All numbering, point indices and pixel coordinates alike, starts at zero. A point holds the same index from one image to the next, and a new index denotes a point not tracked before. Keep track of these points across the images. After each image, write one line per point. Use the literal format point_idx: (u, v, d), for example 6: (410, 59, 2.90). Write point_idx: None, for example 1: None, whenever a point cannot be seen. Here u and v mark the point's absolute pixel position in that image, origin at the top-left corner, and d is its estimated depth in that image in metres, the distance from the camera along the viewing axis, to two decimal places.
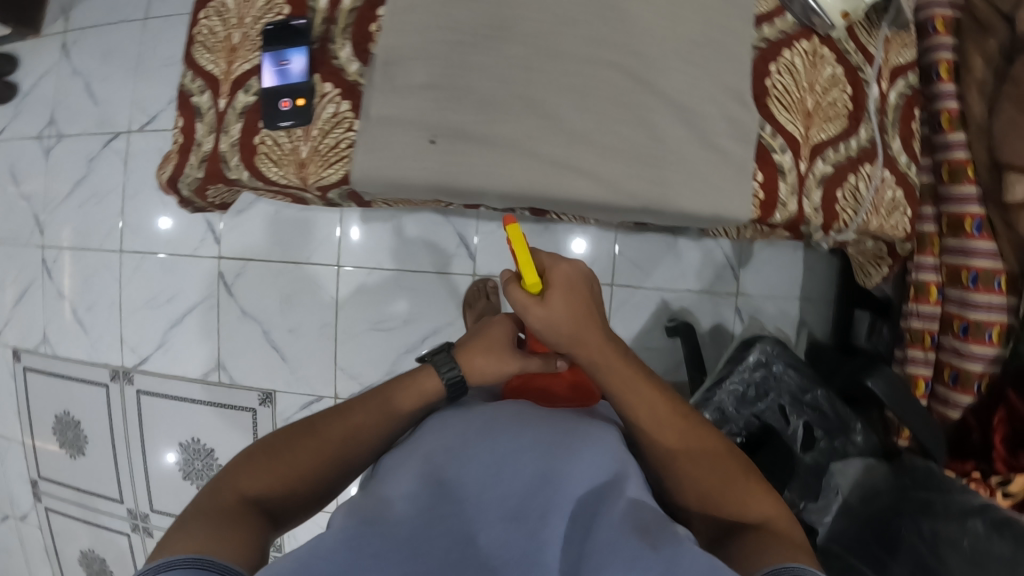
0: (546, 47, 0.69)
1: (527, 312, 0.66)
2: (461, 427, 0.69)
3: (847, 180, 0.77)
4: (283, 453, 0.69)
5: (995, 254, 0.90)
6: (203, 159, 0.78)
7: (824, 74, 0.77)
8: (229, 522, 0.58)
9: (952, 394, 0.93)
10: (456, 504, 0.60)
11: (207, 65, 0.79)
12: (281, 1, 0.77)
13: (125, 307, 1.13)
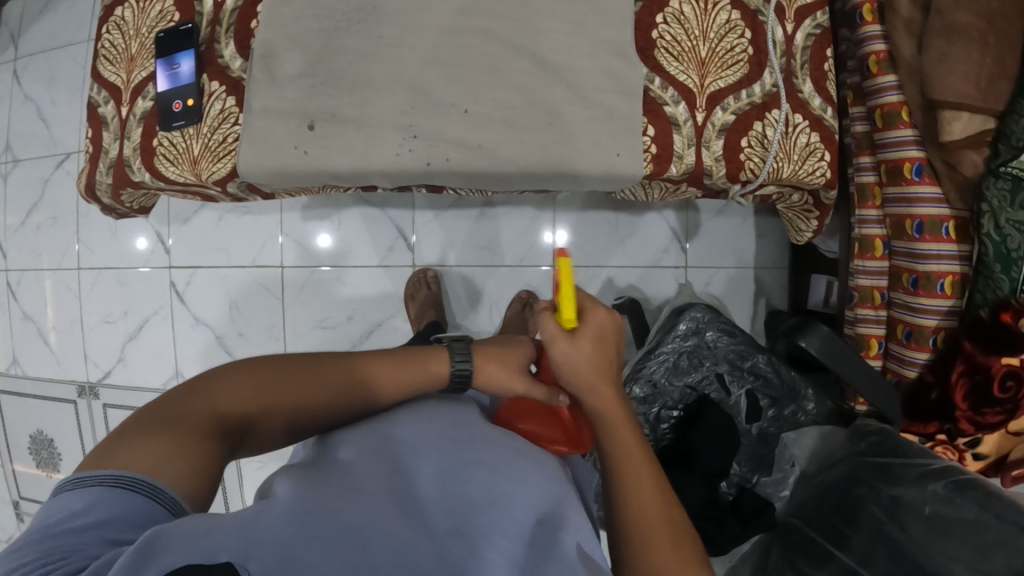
0: (417, 22, 0.68)
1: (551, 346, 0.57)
2: (420, 423, 0.61)
3: (753, 127, 0.71)
4: (274, 374, 0.58)
5: (940, 199, 0.85)
6: (111, 165, 0.75)
7: (717, 20, 0.72)
8: (182, 437, 0.49)
9: (907, 352, 0.89)
10: (399, 504, 0.51)
11: (111, 76, 0.76)
12: (171, 6, 0.74)
13: (85, 324, 1.17)
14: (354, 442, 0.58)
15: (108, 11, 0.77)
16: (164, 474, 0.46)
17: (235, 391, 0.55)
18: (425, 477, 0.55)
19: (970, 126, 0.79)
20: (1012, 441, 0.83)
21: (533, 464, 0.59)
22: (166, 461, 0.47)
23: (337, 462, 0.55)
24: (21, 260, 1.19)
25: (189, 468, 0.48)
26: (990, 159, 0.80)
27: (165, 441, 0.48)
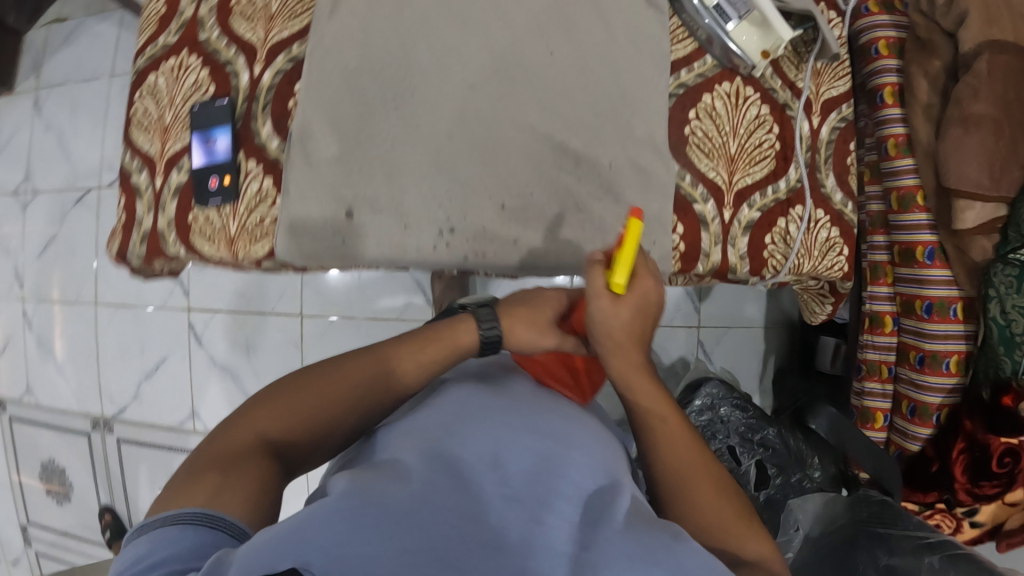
0: (453, 110, 0.70)
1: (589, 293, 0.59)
2: (465, 407, 0.61)
3: (776, 224, 0.74)
4: (297, 394, 0.60)
5: (951, 280, 0.88)
6: (143, 237, 0.74)
7: (748, 114, 0.74)
8: (229, 467, 0.51)
9: (910, 426, 0.92)
10: (456, 477, 0.50)
11: (145, 144, 0.76)
12: (206, 78, 0.74)
13: (102, 357, 1.17)
14: (399, 433, 0.58)
15: (140, 77, 0.77)
16: (220, 499, 0.47)
17: (269, 418, 0.58)
18: (484, 450, 0.55)
19: (984, 214, 0.82)
20: (1008, 509, 0.88)
21: (581, 442, 0.60)
22: (224, 488, 0.48)
23: (392, 451, 0.56)
24: (37, 290, 1.19)
25: (247, 489, 0.49)
26: (999, 244, 0.83)
27: (220, 473, 0.50)
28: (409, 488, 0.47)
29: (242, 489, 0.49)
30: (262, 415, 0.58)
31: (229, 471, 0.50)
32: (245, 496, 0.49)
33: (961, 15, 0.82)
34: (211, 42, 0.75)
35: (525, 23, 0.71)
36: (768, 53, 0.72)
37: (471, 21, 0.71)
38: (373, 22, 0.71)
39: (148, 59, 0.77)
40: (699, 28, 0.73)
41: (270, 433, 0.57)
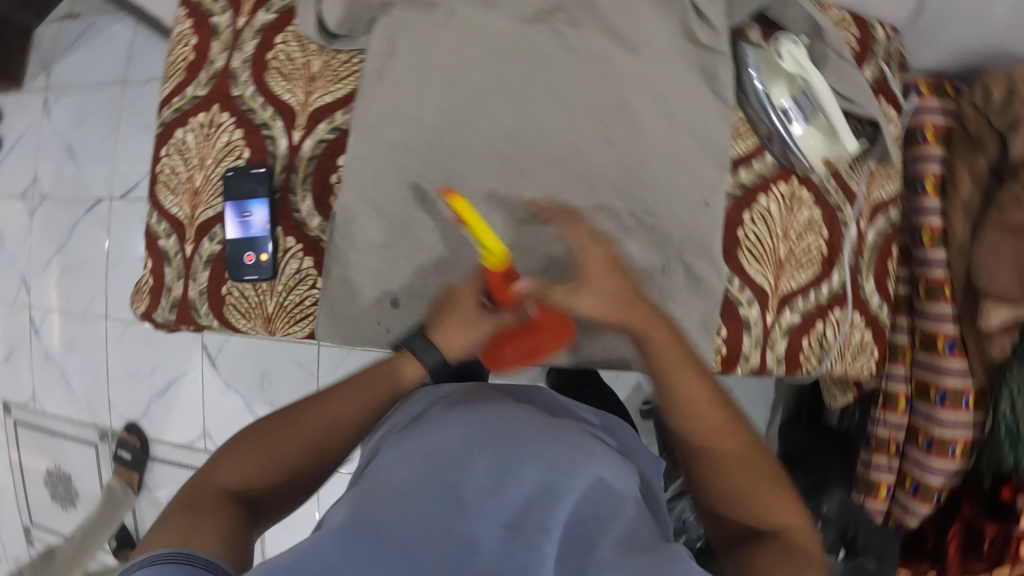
0: (507, 202, 0.68)
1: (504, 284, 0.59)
2: (466, 410, 0.55)
3: (814, 328, 0.75)
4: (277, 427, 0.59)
5: (966, 372, 0.90)
6: (173, 304, 0.72)
7: (800, 217, 0.74)
8: (195, 513, 0.49)
9: (912, 502, 0.95)
10: (453, 500, 0.44)
11: (171, 207, 0.72)
12: (240, 141, 0.70)
13: (111, 372, 1.15)
14: (402, 447, 0.52)
15: (166, 131, 0.72)
16: (193, 542, 0.45)
17: (252, 454, 0.56)
18: (485, 460, 0.48)
19: (1010, 317, 0.83)
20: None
21: (588, 444, 0.53)
22: (197, 533, 0.47)
23: (393, 463, 0.50)
24: (44, 298, 1.17)
25: (219, 533, 0.48)
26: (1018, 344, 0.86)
27: (194, 520, 0.48)
28: (403, 517, 0.43)
29: (215, 534, 0.47)
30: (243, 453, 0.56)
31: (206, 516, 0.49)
32: (219, 541, 0.47)
33: (1015, 119, 0.82)
34: (245, 100, 0.71)
35: (585, 111, 0.69)
36: (829, 161, 0.74)
37: (529, 105, 0.69)
38: (425, 96, 0.68)
39: (175, 111, 0.73)
40: (761, 129, 0.73)
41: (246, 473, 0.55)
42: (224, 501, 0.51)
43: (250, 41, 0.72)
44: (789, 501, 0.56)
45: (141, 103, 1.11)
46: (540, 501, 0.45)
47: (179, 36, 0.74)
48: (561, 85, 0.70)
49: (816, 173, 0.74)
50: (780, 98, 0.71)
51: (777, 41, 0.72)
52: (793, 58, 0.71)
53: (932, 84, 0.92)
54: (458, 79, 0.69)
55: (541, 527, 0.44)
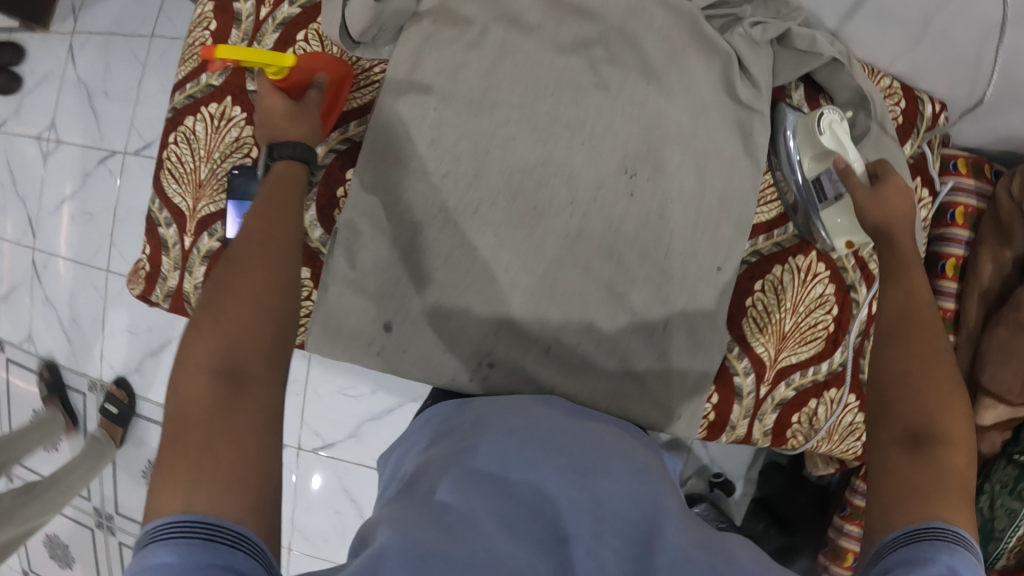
0: (515, 240, 0.66)
1: (869, 210, 0.61)
2: (489, 425, 0.53)
3: (807, 405, 0.74)
4: (225, 290, 0.47)
5: None
6: (169, 293, 0.79)
7: (812, 292, 0.72)
8: (209, 444, 0.41)
9: None
10: (502, 521, 0.42)
11: (175, 196, 0.79)
12: (248, 139, 0.76)
13: (107, 325, 1.15)
14: (435, 463, 0.49)
15: (177, 117, 0.78)
16: (199, 503, 0.39)
17: (212, 330, 0.46)
18: (521, 479, 0.46)
19: (1005, 416, 0.82)
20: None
21: (615, 454, 0.52)
22: (202, 478, 0.40)
23: (429, 480, 0.48)
24: (49, 242, 1.18)
25: (230, 466, 0.41)
26: (1008, 441, 0.86)
27: (191, 455, 0.41)
28: (457, 532, 0.40)
29: (227, 466, 0.41)
30: (199, 325, 0.46)
31: (206, 449, 0.41)
32: (226, 474, 0.41)
33: None
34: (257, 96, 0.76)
35: (610, 155, 0.67)
36: (850, 243, 0.69)
37: (553, 142, 0.67)
38: (446, 118, 0.67)
39: (187, 97, 0.78)
40: (790, 197, 0.71)
41: (215, 352, 0.45)
42: (206, 400, 0.43)
43: (270, 35, 0.76)
44: (964, 417, 0.47)
45: (166, 62, 1.11)
46: (586, 508, 0.44)
47: (199, 18, 0.80)
48: (588, 123, 0.67)
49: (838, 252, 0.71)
50: (812, 171, 0.69)
51: (822, 110, 0.67)
52: (832, 131, 0.67)
53: (971, 161, 0.88)
54: (483, 106, 0.67)
55: (594, 533, 0.42)
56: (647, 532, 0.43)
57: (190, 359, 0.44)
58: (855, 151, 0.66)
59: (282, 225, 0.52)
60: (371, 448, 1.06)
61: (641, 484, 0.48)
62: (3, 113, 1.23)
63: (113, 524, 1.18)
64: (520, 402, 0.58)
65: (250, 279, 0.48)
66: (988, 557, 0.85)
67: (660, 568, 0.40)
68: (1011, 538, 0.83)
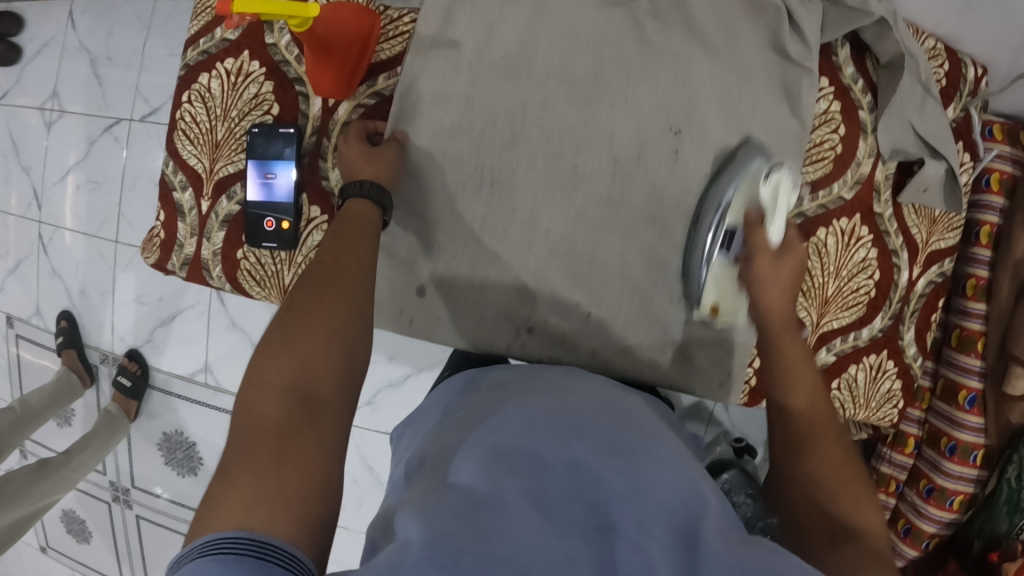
0: (555, 204, 0.64)
1: (763, 286, 0.52)
2: (523, 403, 0.49)
3: (846, 371, 0.73)
4: (311, 314, 0.48)
5: (981, 429, 0.86)
6: (185, 260, 0.77)
7: (855, 257, 0.71)
8: (279, 451, 0.41)
9: (900, 544, 0.92)
10: (538, 508, 0.39)
11: (191, 159, 0.75)
12: (269, 96, 0.72)
13: (117, 296, 1.12)
14: (474, 440, 0.45)
15: (191, 75, 0.74)
16: (258, 520, 0.38)
17: (286, 349, 0.46)
18: (556, 455, 0.43)
19: None
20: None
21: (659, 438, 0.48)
22: (261, 498, 0.39)
23: (461, 454, 0.44)
24: (54, 214, 1.14)
25: (291, 491, 0.40)
26: None
27: (257, 470, 0.40)
28: (491, 522, 0.37)
29: (290, 488, 0.40)
30: (273, 346, 0.46)
31: (274, 469, 0.40)
32: (279, 496, 0.39)
33: None
34: (278, 50, 0.72)
35: (652, 115, 0.64)
36: (716, 306, 0.61)
37: (595, 100, 0.63)
38: (483, 75, 0.64)
39: (200, 53, 0.74)
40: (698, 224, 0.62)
41: (290, 380, 0.45)
42: (279, 420, 0.43)
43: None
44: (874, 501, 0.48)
45: (173, 24, 1.06)
46: (630, 495, 0.40)
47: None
48: (628, 80, 0.64)
49: (700, 314, 0.63)
50: (732, 218, 0.59)
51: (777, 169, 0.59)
52: (774, 188, 0.58)
53: (1006, 128, 0.86)
54: (521, 62, 0.64)
55: (639, 525, 0.38)
56: (691, 525, 0.39)
57: (265, 378, 0.45)
58: (780, 227, 0.56)
59: (359, 260, 0.53)
60: (389, 413, 1.04)
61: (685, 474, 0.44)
62: (3, 84, 1.19)
63: (129, 498, 1.17)
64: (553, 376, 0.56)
65: (335, 306, 0.49)
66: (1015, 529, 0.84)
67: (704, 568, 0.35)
68: None
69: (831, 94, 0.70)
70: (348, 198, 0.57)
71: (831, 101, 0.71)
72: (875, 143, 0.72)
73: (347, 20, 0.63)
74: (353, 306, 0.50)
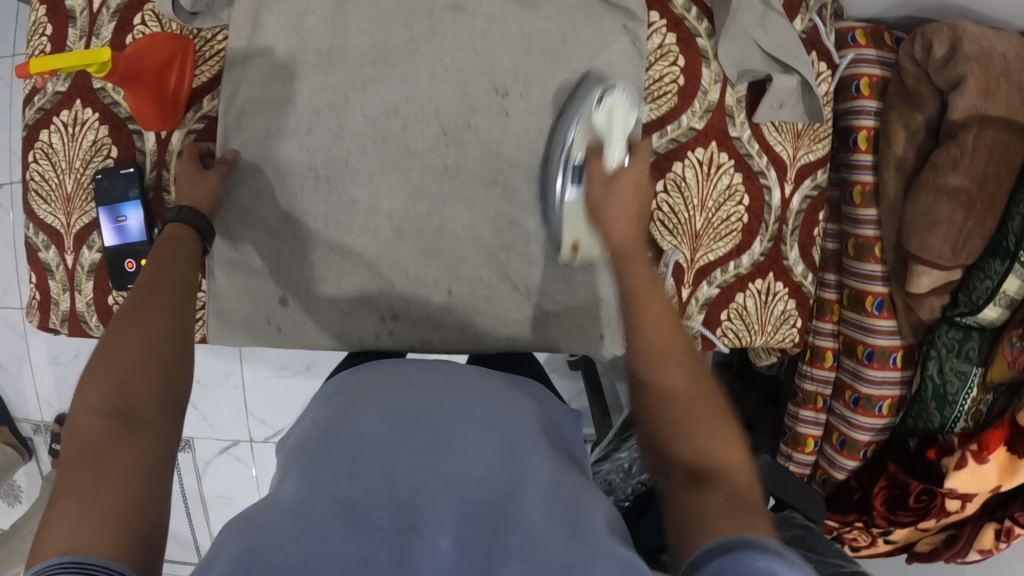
0: (392, 186, 0.65)
1: (601, 209, 0.54)
2: (352, 404, 0.47)
3: (734, 300, 0.74)
4: (120, 347, 0.46)
5: (894, 331, 0.86)
6: (64, 318, 0.73)
7: (719, 185, 0.72)
8: (103, 462, 0.40)
9: (838, 457, 0.92)
10: (346, 514, 0.37)
11: (47, 217, 0.71)
12: (107, 139, 0.69)
13: (35, 363, 1.10)
14: (299, 456, 0.43)
15: (31, 134, 0.71)
16: (80, 542, 0.36)
17: (97, 374, 0.45)
18: (377, 452, 0.41)
19: (938, 280, 0.80)
20: (920, 532, 0.90)
21: (494, 404, 0.47)
22: (88, 518, 0.38)
23: (287, 475, 0.42)
24: None
25: (116, 507, 0.39)
26: (947, 305, 0.83)
27: (81, 494, 0.39)
28: (288, 535, 0.35)
29: (114, 504, 0.39)
30: (92, 371, 0.45)
31: (91, 491, 0.39)
32: (95, 512, 0.38)
33: (958, 78, 0.77)
34: (107, 92, 0.69)
35: (476, 78, 0.64)
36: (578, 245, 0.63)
37: (413, 76, 0.64)
38: (295, 72, 0.64)
39: (37, 110, 0.71)
40: (549, 167, 0.63)
41: (108, 393, 0.44)
42: (96, 437, 0.42)
43: (107, 25, 0.70)
44: (735, 439, 0.47)
45: None
46: (438, 491, 0.39)
47: (34, 26, 0.72)
48: (446, 53, 0.64)
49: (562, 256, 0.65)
50: (579, 150, 0.60)
51: (610, 91, 0.61)
52: (608, 114, 0.60)
53: (869, 31, 0.85)
54: (332, 52, 0.64)
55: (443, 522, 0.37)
56: (502, 512, 0.39)
57: (82, 402, 0.43)
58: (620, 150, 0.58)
59: (177, 277, 0.53)
60: None
61: (505, 442, 0.44)
62: None
63: None
64: (407, 360, 0.54)
65: (146, 331, 0.48)
66: (947, 422, 0.84)
67: (504, 562, 0.35)
68: (965, 399, 0.83)
69: (664, 27, 0.70)
70: (170, 220, 0.58)
71: (665, 34, 0.70)
72: (720, 68, 0.71)
73: (158, 52, 0.64)
74: (159, 331, 0.48)
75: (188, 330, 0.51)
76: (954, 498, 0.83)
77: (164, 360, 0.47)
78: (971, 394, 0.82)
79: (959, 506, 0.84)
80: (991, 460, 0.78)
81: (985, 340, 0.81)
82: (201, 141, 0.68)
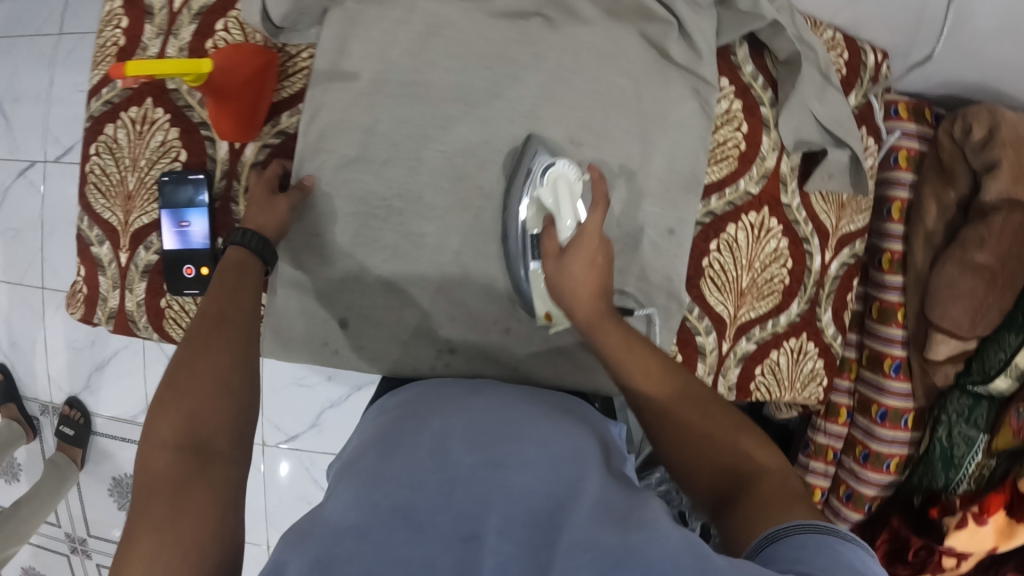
0: (462, 223, 0.67)
1: (558, 286, 0.57)
2: (402, 429, 0.48)
3: (768, 357, 0.77)
4: (193, 379, 0.47)
5: (908, 394, 0.90)
6: (111, 315, 0.73)
7: (767, 248, 0.75)
8: (181, 495, 0.41)
9: (844, 509, 0.96)
10: (406, 521, 0.37)
11: (104, 212, 0.71)
12: (176, 142, 0.69)
13: (50, 344, 1.09)
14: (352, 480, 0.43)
15: (95, 127, 0.70)
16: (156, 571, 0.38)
17: (169, 413, 0.45)
18: (432, 471, 0.41)
19: (955, 349, 0.84)
20: None
21: (546, 427, 0.47)
22: (164, 554, 0.39)
23: (342, 492, 0.42)
24: None
25: (189, 542, 0.39)
26: (961, 373, 0.87)
27: (160, 530, 0.40)
28: (349, 549, 0.35)
29: (186, 539, 0.40)
30: (164, 405, 0.46)
31: (167, 526, 0.40)
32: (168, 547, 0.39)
33: (992, 161, 0.81)
34: (180, 95, 0.69)
35: (553, 128, 0.67)
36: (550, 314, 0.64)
37: (494, 119, 0.66)
38: (379, 101, 0.66)
39: (104, 103, 0.71)
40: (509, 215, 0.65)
41: (181, 429, 0.45)
42: (171, 470, 0.43)
43: (187, 27, 0.70)
44: (760, 445, 0.48)
45: (79, 58, 1.03)
46: (496, 502, 0.39)
47: (108, 17, 0.72)
48: (525, 100, 0.67)
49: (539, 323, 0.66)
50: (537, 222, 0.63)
51: (553, 163, 0.63)
52: (552, 187, 0.61)
53: (911, 107, 0.89)
54: (417, 85, 0.66)
55: (502, 530, 0.36)
56: (555, 516, 0.38)
57: (156, 435, 0.44)
58: (572, 218, 0.60)
59: (241, 307, 0.54)
60: (335, 431, 1.09)
61: (557, 457, 0.44)
62: None
63: (87, 547, 1.15)
64: (456, 388, 0.55)
65: (214, 362, 0.49)
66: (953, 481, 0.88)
67: (558, 558, 0.34)
68: (969, 463, 0.87)
69: (731, 94, 0.73)
70: (235, 245, 0.59)
71: (732, 100, 0.73)
72: (778, 137, 0.74)
73: (243, 62, 0.65)
74: (228, 361, 0.49)
75: (255, 359, 0.52)
76: (950, 556, 0.87)
77: (233, 391, 0.48)
78: (976, 458, 0.86)
79: (954, 564, 0.88)
80: (990, 522, 0.83)
81: (993, 408, 0.85)
82: (274, 156, 0.69)
